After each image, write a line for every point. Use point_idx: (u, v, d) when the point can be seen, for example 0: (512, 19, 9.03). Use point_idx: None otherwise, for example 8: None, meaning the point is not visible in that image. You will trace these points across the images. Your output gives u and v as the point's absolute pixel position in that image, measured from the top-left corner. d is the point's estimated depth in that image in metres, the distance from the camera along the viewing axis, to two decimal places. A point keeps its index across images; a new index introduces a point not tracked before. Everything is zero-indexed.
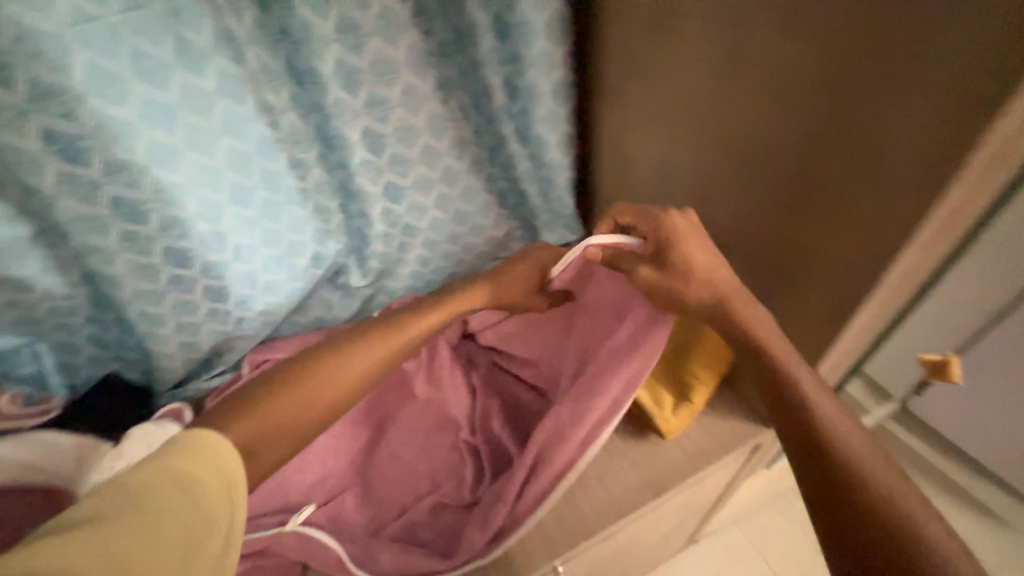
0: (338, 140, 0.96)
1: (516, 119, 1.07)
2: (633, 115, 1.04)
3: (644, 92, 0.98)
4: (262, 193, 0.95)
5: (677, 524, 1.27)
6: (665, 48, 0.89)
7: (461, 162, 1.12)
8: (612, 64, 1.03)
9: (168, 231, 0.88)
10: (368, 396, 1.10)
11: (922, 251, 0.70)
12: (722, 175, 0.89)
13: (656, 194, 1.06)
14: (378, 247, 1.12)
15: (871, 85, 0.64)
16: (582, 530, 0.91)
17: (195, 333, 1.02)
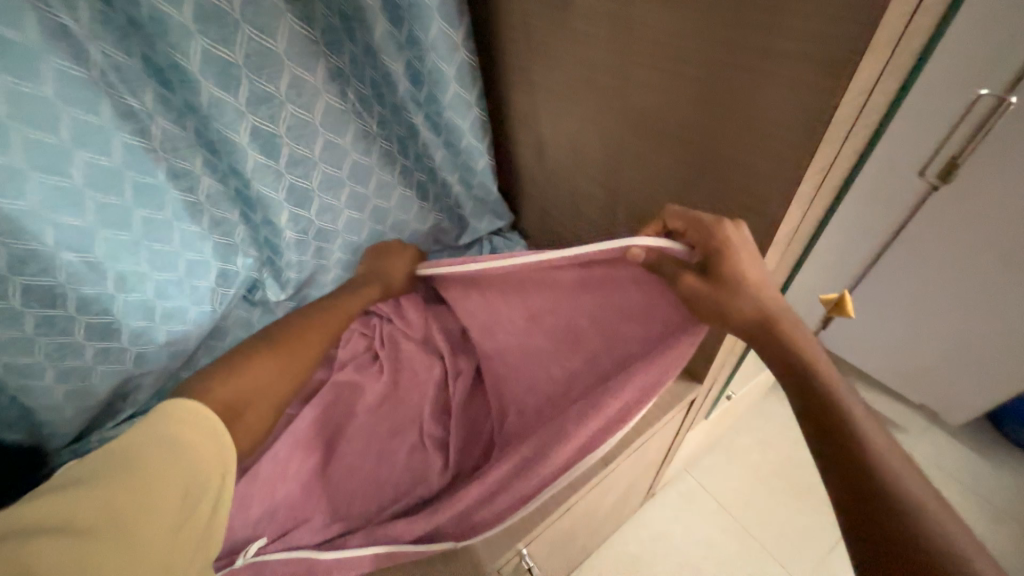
0: (225, 143, 0.86)
1: (423, 106, 1.05)
2: (542, 97, 1.04)
3: (547, 71, 0.98)
4: (142, 212, 0.85)
5: (632, 483, 1.35)
6: (561, 25, 0.89)
7: (370, 157, 1.04)
8: (515, 44, 1.01)
9: (23, 267, 0.77)
10: (309, 412, 1.03)
11: (807, 206, 0.76)
12: (629, 150, 0.92)
13: (574, 172, 1.08)
14: (295, 255, 1.04)
15: (742, 56, 0.67)
16: (540, 510, 0.93)
17: (86, 378, 0.90)
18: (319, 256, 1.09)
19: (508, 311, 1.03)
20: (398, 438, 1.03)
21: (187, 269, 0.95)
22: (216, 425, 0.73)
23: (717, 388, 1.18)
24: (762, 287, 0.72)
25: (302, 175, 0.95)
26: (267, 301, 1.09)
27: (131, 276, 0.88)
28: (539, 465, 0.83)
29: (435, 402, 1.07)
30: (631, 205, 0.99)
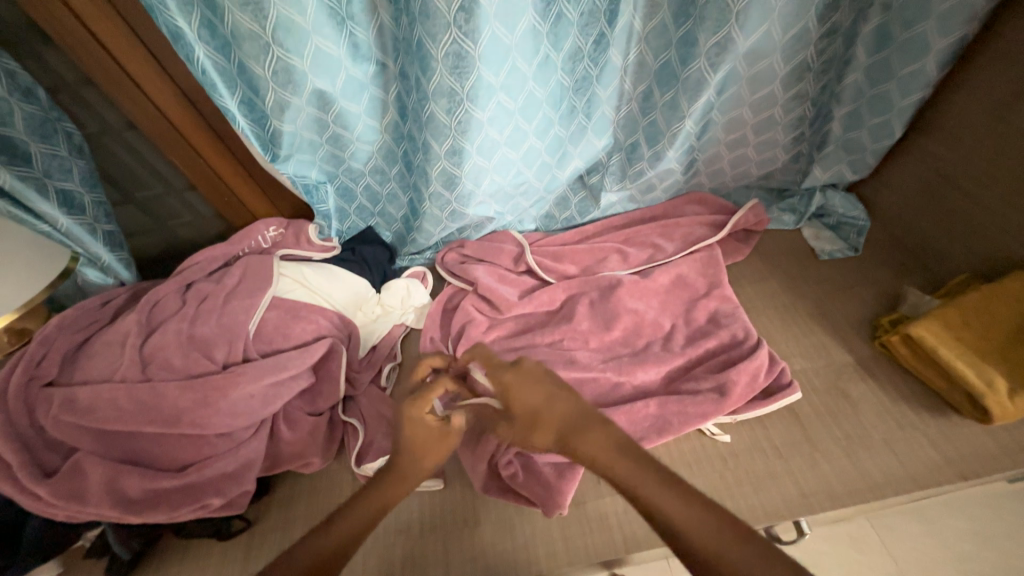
0: (705, 8, 0.78)
1: (896, 12, 0.84)
2: (926, 157, 0.99)
3: (943, 146, 0.96)
4: (587, 65, 0.85)
5: (921, 531, 1.03)
6: (991, 125, 0.87)
7: (811, 58, 0.89)
8: (955, 91, 0.92)
9: (507, 88, 0.80)
10: (626, 285, 1.00)
11: (1008, 332, 0.83)
12: (974, 241, 0.94)
13: (892, 221, 1.09)
14: (671, 151, 0.99)
15: None
16: (871, 488, 0.80)
17: (462, 220, 1.02)
18: (684, 156, 1.02)
19: (607, 352, 0.94)
20: (699, 348, 0.93)
21: (573, 132, 0.96)
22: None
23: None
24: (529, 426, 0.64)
25: (745, 59, 0.86)
26: (598, 188, 1.09)
27: (541, 122, 0.90)
28: (762, 404, 0.87)
29: (724, 341, 0.93)
30: (947, 270, 1.00)
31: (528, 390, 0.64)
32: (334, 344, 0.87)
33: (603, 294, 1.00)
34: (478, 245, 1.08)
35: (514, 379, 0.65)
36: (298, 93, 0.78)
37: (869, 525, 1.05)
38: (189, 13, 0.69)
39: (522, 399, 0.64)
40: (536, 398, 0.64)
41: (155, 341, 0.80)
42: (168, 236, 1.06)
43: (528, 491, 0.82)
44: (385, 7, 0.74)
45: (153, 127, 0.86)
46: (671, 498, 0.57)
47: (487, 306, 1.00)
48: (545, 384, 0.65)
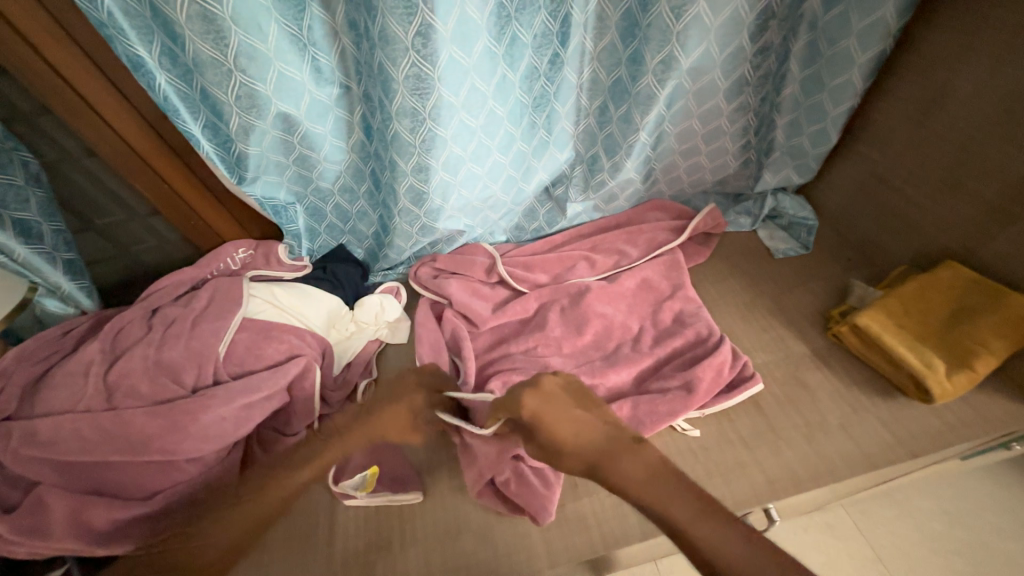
0: (648, 29, 0.84)
1: (821, 30, 0.92)
2: (860, 159, 1.07)
3: (874, 149, 1.04)
4: (543, 83, 0.90)
5: (886, 513, 1.09)
6: (915, 128, 0.95)
7: (749, 73, 0.96)
8: (882, 98, 1.00)
9: (468, 108, 0.83)
10: (594, 290, 1.04)
11: (941, 317, 0.90)
12: (905, 235, 1.03)
13: (835, 219, 1.17)
14: (629, 162, 1.05)
15: None
16: (830, 471, 0.84)
17: (432, 234, 1.05)
18: (641, 166, 1.08)
19: (579, 356, 0.97)
20: (666, 348, 0.97)
21: (535, 147, 1.00)
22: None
23: (1018, 446, 0.96)
24: (555, 454, 0.69)
25: (690, 75, 0.92)
26: (563, 199, 1.13)
27: (504, 138, 0.93)
28: (728, 397, 0.91)
29: (689, 339, 0.97)
30: (888, 263, 1.08)
31: (550, 412, 0.70)
32: (309, 364, 0.87)
33: (573, 300, 1.03)
34: (453, 259, 1.10)
35: (538, 404, 0.70)
36: (262, 116, 0.79)
37: (845, 512, 1.09)
38: (149, 42, 0.70)
39: (548, 424, 0.69)
40: (559, 421, 0.69)
41: (120, 368, 0.79)
42: (131, 262, 1.05)
43: (523, 501, 0.83)
44: (345, 32, 0.76)
45: (114, 154, 0.86)
46: (703, 523, 0.58)
47: (463, 322, 1.02)
48: (568, 410, 0.70)
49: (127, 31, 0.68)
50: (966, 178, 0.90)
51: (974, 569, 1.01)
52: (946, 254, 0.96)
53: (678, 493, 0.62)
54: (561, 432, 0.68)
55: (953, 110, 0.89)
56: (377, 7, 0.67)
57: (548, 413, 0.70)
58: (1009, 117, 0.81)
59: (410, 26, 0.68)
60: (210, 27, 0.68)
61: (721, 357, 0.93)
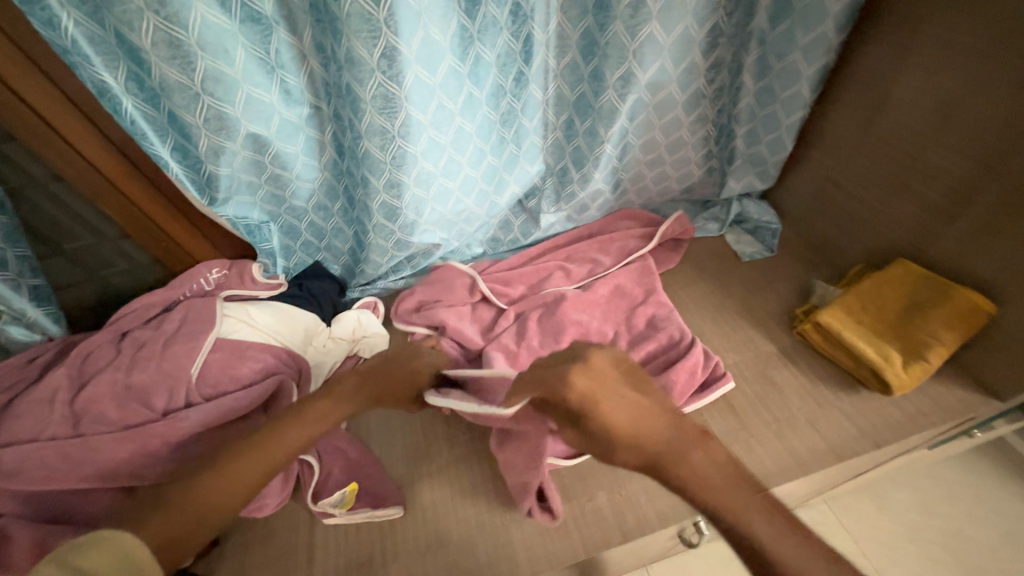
0: (607, 47, 0.88)
1: (768, 46, 0.98)
2: (815, 165, 1.13)
3: (827, 155, 1.10)
4: (510, 99, 0.93)
5: (859, 506, 1.12)
6: (862, 136, 1.01)
7: (706, 87, 1.01)
8: (832, 108, 1.06)
9: (437, 125, 0.86)
10: (569, 298, 1.06)
11: (897, 312, 0.94)
12: (861, 236, 1.08)
13: (796, 222, 1.22)
14: (597, 173, 1.08)
15: (992, 224, 0.85)
16: (799, 464, 0.87)
17: (408, 249, 1.06)
18: (609, 176, 1.12)
19: None
20: (641, 351, 0.99)
21: (506, 161, 1.03)
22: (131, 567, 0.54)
23: (978, 435, 1.00)
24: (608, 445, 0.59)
25: (649, 89, 0.96)
26: (537, 210, 1.16)
27: (474, 153, 0.96)
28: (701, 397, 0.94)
29: (662, 342, 1.00)
30: (847, 262, 1.13)
31: (603, 393, 0.60)
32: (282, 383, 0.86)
33: (549, 309, 1.05)
34: (431, 288, 1.09)
35: (591, 384, 0.60)
36: (232, 138, 0.80)
37: (825, 509, 1.12)
38: (114, 68, 0.71)
39: (601, 406, 0.59)
40: (613, 404, 0.59)
41: (88, 394, 0.78)
42: (101, 286, 1.03)
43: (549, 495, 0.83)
44: (312, 55, 0.78)
45: (82, 179, 0.85)
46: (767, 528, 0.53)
47: (459, 350, 1.01)
48: (625, 393, 0.61)
49: (92, 58, 0.68)
50: (910, 180, 0.96)
51: (946, 557, 1.05)
52: (898, 252, 1.02)
53: (752, 499, 0.55)
54: (618, 418, 0.59)
55: (895, 118, 0.95)
56: (342, 31, 0.70)
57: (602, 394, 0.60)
58: (943, 123, 0.87)
59: (375, 49, 0.71)
60: (177, 53, 0.69)
61: (695, 357, 0.96)
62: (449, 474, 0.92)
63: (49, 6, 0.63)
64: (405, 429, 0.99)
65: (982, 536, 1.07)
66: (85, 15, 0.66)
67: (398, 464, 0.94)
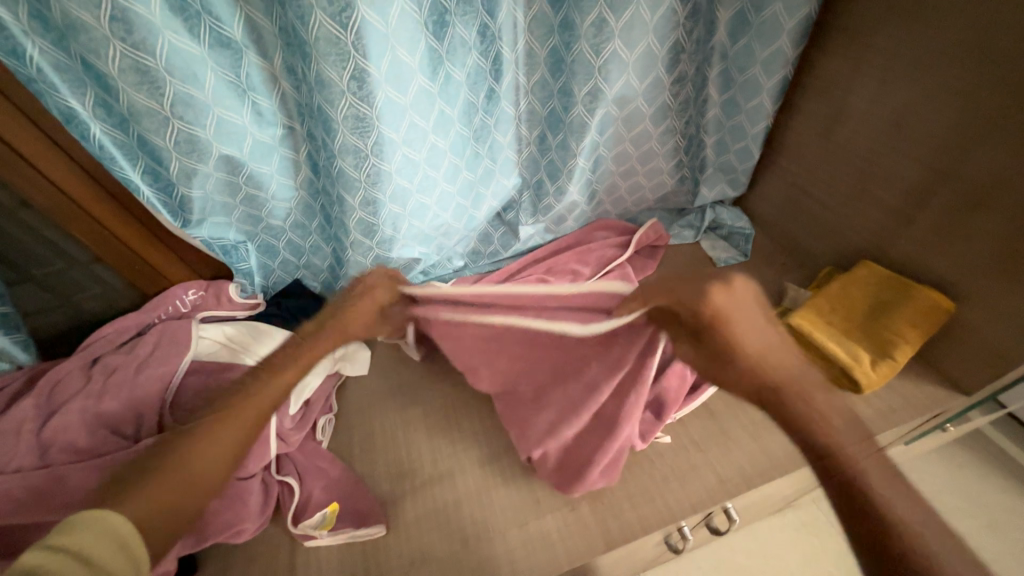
0: (574, 65, 0.91)
1: (729, 60, 1.02)
2: (782, 171, 1.17)
3: (793, 162, 1.14)
4: (482, 116, 0.95)
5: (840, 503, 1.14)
6: (825, 143, 1.05)
7: (672, 100, 1.05)
8: (795, 117, 1.09)
9: (410, 142, 0.87)
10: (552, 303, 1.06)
11: (864, 312, 0.97)
12: (828, 239, 1.12)
13: (769, 228, 1.25)
14: (572, 186, 1.11)
15: (947, 226, 0.89)
16: (776, 465, 0.89)
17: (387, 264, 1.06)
18: (584, 188, 1.14)
19: None
20: None
21: (481, 175, 1.04)
22: (125, 544, 0.50)
23: (950, 428, 1.03)
24: (761, 360, 0.64)
25: (617, 103, 0.99)
26: (515, 223, 1.18)
27: (449, 169, 0.97)
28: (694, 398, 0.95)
29: None
30: (817, 265, 1.16)
31: (744, 314, 0.64)
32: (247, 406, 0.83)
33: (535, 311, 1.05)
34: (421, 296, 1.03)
35: (730, 302, 0.63)
36: (204, 160, 0.80)
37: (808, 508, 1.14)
38: (81, 94, 0.71)
39: (735, 331, 0.64)
40: (750, 327, 0.64)
41: (56, 423, 0.77)
42: (72, 312, 1.02)
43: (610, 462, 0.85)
44: (284, 77, 0.79)
45: (51, 204, 0.85)
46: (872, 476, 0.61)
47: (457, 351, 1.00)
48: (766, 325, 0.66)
49: (58, 85, 0.69)
50: (870, 185, 0.99)
51: None
52: (863, 253, 1.05)
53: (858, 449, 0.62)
54: (751, 342, 0.64)
55: (854, 125, 0.98)
56: (311, 54, 0.71)
57: (745, 320, 0.64)
58: (897, 130, 0.92)
59: (344, 71, 0.72)
60: (145, 79, 0.69)
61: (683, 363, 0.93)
62: (432, 489, 0.91)
63: (13, 35, 0.64)
64: (389, 445, 0.98)
65: (959, 527, 1.10)
66: (51, 43, 0.66)
67: (380, 482, 0.93)
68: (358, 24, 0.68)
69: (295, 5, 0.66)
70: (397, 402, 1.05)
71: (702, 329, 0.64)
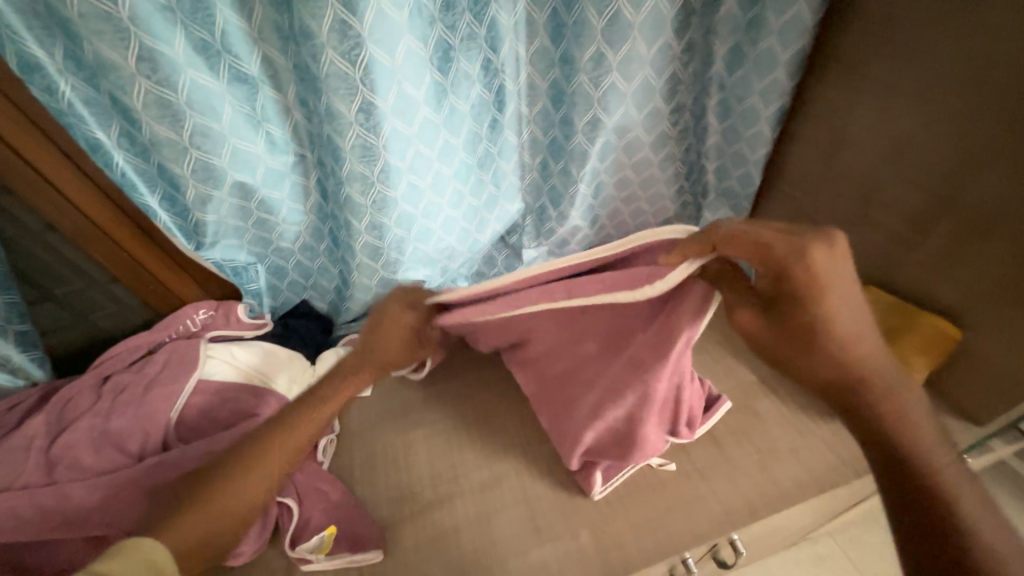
0: (574, 95, 0.94)
1: (727, 90, 1.04)
2: (784, 197, 1.18)
3: (794, 188, 1.15)
4: (486, 144, 0.98)
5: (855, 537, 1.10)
6: (825, 169, 1.06)
7: (672, 129, 1.07)
8: (795, 145, 1.11)
9: (415, 169, 0.90)
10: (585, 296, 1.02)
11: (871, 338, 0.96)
12: None
13: None
14: (574, 211, 1.13)
15: (951, 252, 0.88)
16: (782, 496, 0.87)
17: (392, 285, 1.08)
18: (586, 213, 1.16)
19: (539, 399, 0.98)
20: None
21: (485, 200, 1.07)
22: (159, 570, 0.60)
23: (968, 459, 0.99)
24: (856, 343, 0.59)
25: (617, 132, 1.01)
26: (518, 246, 1.20)
27: (454, 195, 1.00)
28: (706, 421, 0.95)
29: None
30: None
31: (837, 279, 0.56)
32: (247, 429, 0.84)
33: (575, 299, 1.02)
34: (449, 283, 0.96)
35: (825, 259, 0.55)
36: (218, 186, 0.84)
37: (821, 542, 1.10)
38: (108, 126, 0.76)
39: (826, 299, 0.57)
40: (840, 300, 0.57)
41: (65, 440, 0.79)
42: (88, 330, 1.05)
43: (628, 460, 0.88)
44: (296, 109, 0.83)
45: (74, 228, 0.89)
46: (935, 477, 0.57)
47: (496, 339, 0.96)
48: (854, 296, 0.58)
49: (87, 118, 0.73)
50: (872, 211, 0.99)
51: None
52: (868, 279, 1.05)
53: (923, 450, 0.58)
54: (838, 312, 0.58)
55: (853, 152, 0.99)
56: (322, 88, 0.75)
57: (837, 290, 0.57)
58: (895, 158, 0.92)
59: (353, 104, 0.76)
60: (166, 112, 0.73)
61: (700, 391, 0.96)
62: (432, 514, 0.90)
63: (48, 74, 0.69)
64: (390, 467, 0.98)
65: None
66: (82, 81, 0.71)
67: (380, 506, 0.92)
68: (366, 61, 0.72)
69: (309, 44, 0.70)
70: (400, 423, 1.05)
71: (785, 297, 0.59)
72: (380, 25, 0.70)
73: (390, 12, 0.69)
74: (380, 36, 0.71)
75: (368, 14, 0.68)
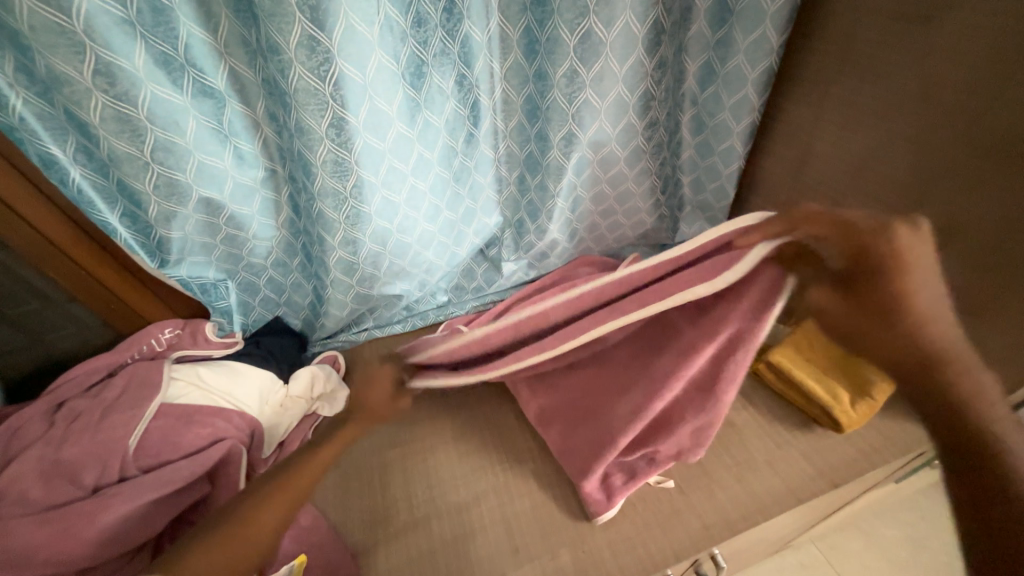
0: (549, 111, 0.95)
1: (699, 106, 1.07)
2: (757, 209, 1.20)
3: (766, 201, 1.17)
4: (462, 159, 0.98)
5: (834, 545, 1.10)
6: (795, 183, 1.09)
7: (648, 143, 1.09)
8: (767, 159, 1.13)
9: (390, 184, 0.88)
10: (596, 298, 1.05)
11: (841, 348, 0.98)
12: None
13: None
14: (552, 225, 1.13)
15: None
16: (760, 508, 0.86)
17: (369, 301, 1.06)
18: (565, 227, 1.16)
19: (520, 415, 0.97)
20: None
21: (462, 214, 1.07)
22: None
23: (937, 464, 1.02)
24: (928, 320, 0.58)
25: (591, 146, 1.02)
26: (498, 259, 1.20)
27: (431, 210, 0.99)
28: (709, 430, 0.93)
29: None
30: None
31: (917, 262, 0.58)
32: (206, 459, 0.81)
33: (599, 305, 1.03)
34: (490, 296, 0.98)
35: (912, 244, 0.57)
36: (183, 203, 0.81)
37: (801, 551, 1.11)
38: (63, 141, 0.73)
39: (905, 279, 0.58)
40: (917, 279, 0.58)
41: (11, 473, 0.74)
42: (43, 352, 0.99)
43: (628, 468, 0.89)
44: (266, 123, 0.81)
45: (28, 246, 0.85)
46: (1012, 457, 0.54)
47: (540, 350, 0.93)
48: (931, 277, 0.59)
49: (40, 133, 0.70)
50: None
51: None
52: None
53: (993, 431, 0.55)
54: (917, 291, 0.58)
55: (821, 165, 1.02)
56: (291, 104, 0.73)
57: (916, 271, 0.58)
58: (859, 173, 0.95)
59: (323, 119, 0.74)
60: (126, 127, 0.71)
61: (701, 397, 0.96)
62: (408, 538, 0.87)
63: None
64: (367, 489, 0.95)
65: None
66: (35, 94, 0.68)
67: (354, 530, 0.89)
68: (336, 76, 0.70)
69: (276, 59, 0.68)
70: (375, 442, 1.02)
71: (863, 275, 0.59)
72: (350, 41, 0.69)
73: (359, 28, 0.68)
74: (350, 52, 0.70)
75: (337, 30, 0.67)
